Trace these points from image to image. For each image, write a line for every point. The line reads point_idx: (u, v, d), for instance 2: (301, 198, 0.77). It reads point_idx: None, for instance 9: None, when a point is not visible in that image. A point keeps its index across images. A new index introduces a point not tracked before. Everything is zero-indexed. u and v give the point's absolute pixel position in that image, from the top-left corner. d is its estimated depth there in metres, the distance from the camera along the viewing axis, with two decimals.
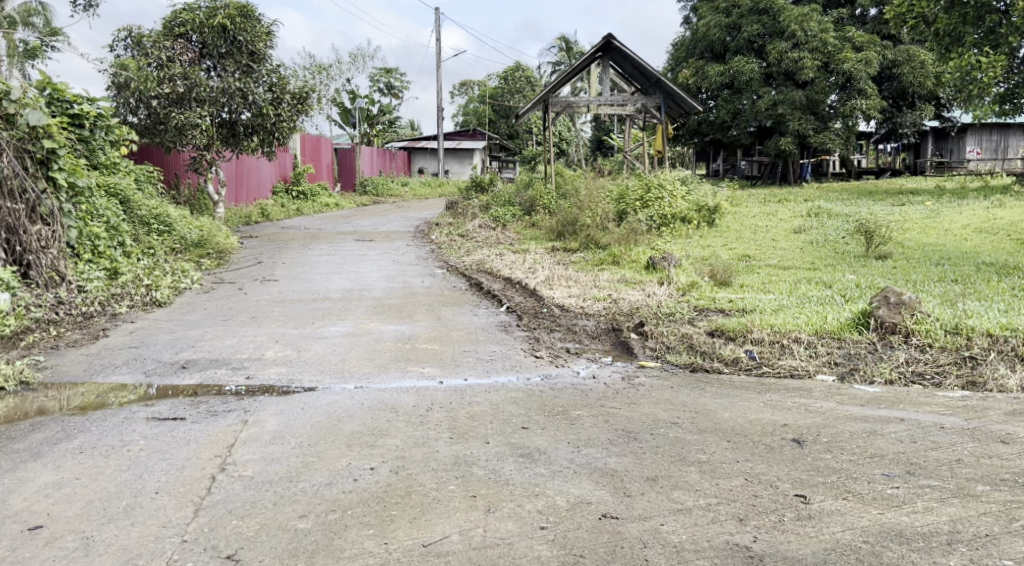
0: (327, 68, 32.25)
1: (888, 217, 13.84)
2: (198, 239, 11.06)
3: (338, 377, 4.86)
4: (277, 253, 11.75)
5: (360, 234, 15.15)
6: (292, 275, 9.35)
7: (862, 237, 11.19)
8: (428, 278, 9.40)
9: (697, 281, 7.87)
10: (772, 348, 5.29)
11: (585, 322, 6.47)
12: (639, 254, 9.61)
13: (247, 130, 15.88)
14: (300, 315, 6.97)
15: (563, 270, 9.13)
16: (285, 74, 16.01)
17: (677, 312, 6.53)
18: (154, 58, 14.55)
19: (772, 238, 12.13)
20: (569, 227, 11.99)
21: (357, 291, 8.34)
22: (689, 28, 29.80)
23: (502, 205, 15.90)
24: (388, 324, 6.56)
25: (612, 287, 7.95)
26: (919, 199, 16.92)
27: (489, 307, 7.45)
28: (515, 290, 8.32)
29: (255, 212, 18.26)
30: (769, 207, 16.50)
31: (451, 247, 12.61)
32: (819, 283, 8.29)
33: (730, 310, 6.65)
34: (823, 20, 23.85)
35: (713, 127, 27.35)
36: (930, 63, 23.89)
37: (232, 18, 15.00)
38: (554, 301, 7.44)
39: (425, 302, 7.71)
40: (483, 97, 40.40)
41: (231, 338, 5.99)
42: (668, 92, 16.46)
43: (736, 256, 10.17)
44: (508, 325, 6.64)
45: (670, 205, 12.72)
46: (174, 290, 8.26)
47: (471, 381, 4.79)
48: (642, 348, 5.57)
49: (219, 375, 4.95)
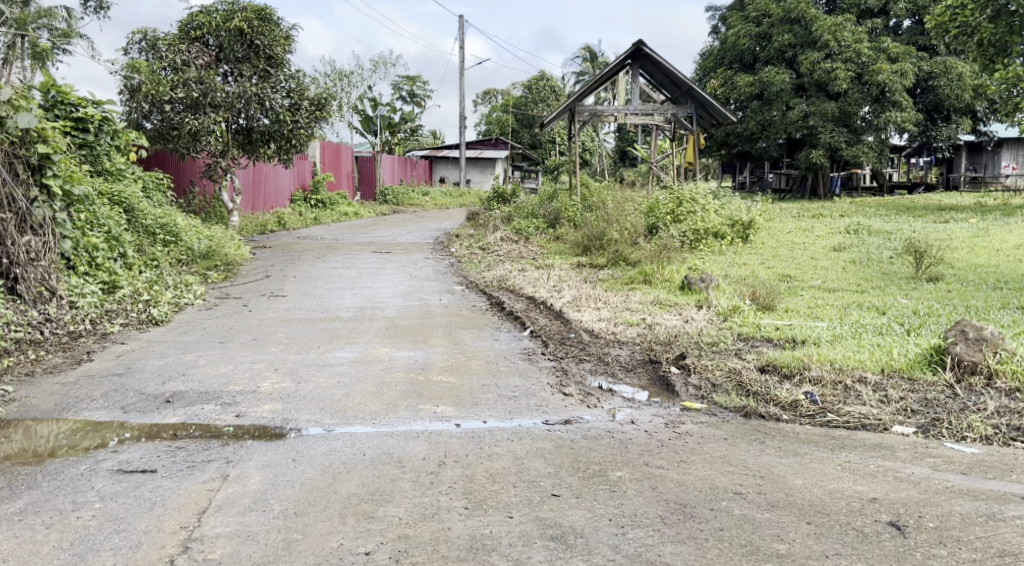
0: (349, 75, 31.86)
1: (933, 235, 13.05)
2: (205, 250, 10.54)
3: (340, 417, 4.27)
4: (289, 265, 11.21)
5: (377, 245, 14.61)
6: (302, 291, 8.80)
7: (909, 257, 10.48)
8: (446, 295, 8.82)
9: (739, 305, 7.23)
10: (835, 389, 4.66)
11: (619, 351, 5.86)
12: (673, 273, 8.97)
13: (263, 137, 15.45)
14: (305, 337, 6.40)
15: (591, 290, 8.50)
16: (303, 80, 15.57)
17: (720, 341, 5.90)
18: (168, 62, 14.13)
19: (810, 256, 11.43)
20: (595, 241, 11.36)
21: (370, 309, 7.76)
22: (717, 38, 29.13)
23: (524, 217, 15.30)
24: (401, 350, 5.97)
25: (645, 310, 7.32)
26: (961, 216, 16.10)
27: (512, 331, 6.84)
28: (540, 311, 7.71)
29: (271, 221, 17.82)
30: (804, 223, 15.78)
31: (472, 260, 12.03)
32: (871, 309, 7.61)
33: (780, 340, 6.03)
34: (857, 30, 23.10)
35: (741, 138, 26.64)
36: (968, 75, 22.95)
37: (250, 21, 14.57)
38: (582, 325, 6.82)
39: (442, 324, 7.12)
40: (506, 106, 39.90)
41: (227, 364, 5.42)
42: (699, 101, 15.82)
43: (775, 276, 9.50)
44: (533, 352, 6.03)
45: (703, 219, 12.08)
46: (174, 306, 7.73)
47: (492, 423, 4.19)
48: (684, 386, 4.96)
49: (206, 412, 4.37)
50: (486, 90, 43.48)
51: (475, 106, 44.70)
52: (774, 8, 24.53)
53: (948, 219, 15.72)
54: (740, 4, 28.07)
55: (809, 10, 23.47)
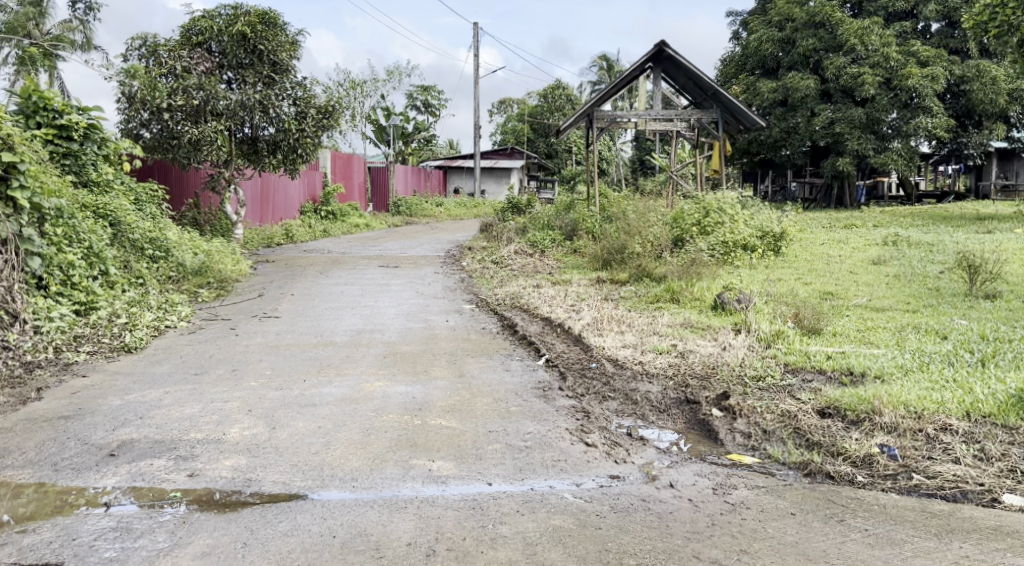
0: (363, 84, 31.30)
1: (978, 246, 12.16)
2: (199, 265, 9.81)
3: (313, 479, 3.50)
4: (288, 282, 10.49)
5: (385, 259, 13.92)
6: (298, 311, 8.06)
7: (960, 271, 9.63)
8: (454, 315, 8.05)
9: (783, 329, 6.44)
10: (917, 439, 3.90)
11: (649, 386, 5.09)
12: (703, 291, 8.18)
13: (269, 146, 14.82)
14: (293, 369, 5.63)
15: (613, 310, 7.69)
16: (310, 87, 14.93)
17: (766, 375, 5.13)
18: (168, 68, 13.45)
19: (848, 271, 10.58)
20: (616, 255, 10.59)
21: (369, 333, 6.99)
22: (738, 44, 28.32)
23: (540, 228, 14.51)
24: (397, 385, 5.19)
25: (676, 334, 6.54)
26: (1005, 226, 15.16)
27: (526, 360, 6.06)
28: (557, 336, 6.91)
29: (278, 233, 17.17)
30: (837, 233, 14.94)
31: (484, 275, 11.28)
32: (930, 332, 6.79)
33: (837, 374, 5.27)
34: (885, 33, 22.10)
35: (764, 147, 25.76)
36: (1003, 79, 21.85)
37: (253, 26, 13.91)
38: (605, 352, 6.03)
39: (448, 350, 6.36)
40: (521, 116, 39.23)
41: (194, 405, 4.63)
42: (726, 106, 14.98)
43: (815, 293, 8.69)
44: (550, 386, 5.27)
45: (731, 230, 11.27)
46: (154, 330, 6.98)
47: (499, 487, 3.41)
48: (729, 434, 4.22)
49: (155, 468, 3.59)
50: (501, 99, 42.78)
51: (491, 116, 43.97)
52: (798, 12, 23.65)
53: (991, 229, 14.75)
54: (762, 8, 27.20)
55: (835, 13, 22.62)
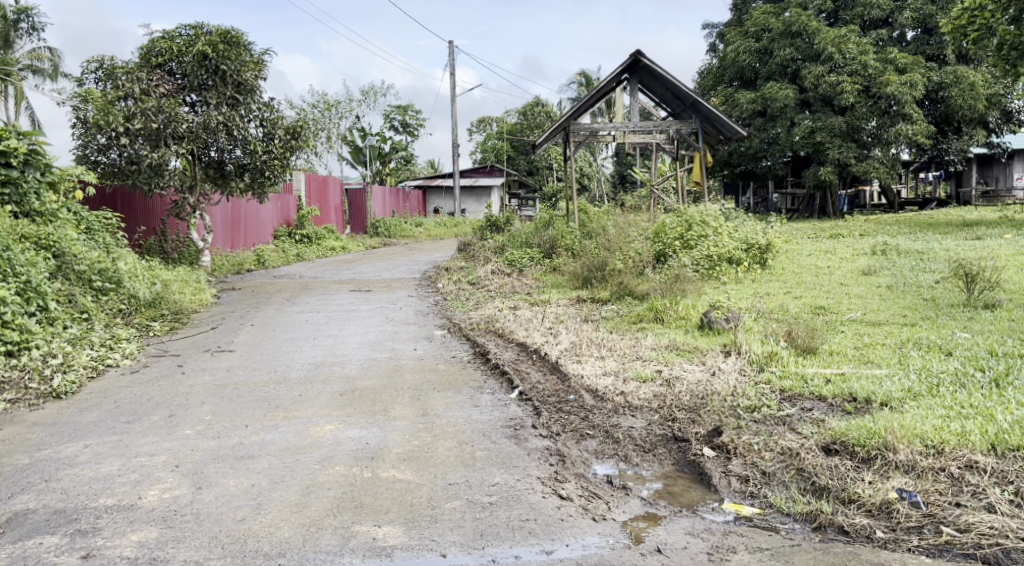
0: (338, 105, 30.79)
1: (970, 253, 11.73)
2: (153, 297, 9.18)
3: (232, 558, 3.00)
4: (251, 311, 9.90)
5: (357, 283, 13.38)
6: (255, 344, 7.47)
7: (956, 280, 9.17)
8: (423, 343, 7.49)
9: (776, 350, 5.92)
10: (940, 479, 3.45)
11: (632, 421, 4.56)
12: (689, 309, 7.66)
13: (236, 170, 14.25)
14: (236, 412, 5.05)
15: (594, 333, 7.15)
16: (278, 107, 14.42)
17: (761, 404, 4.61)
18: (126, 91, 12.73)
19: (839, 283, 10.11)
20: (597, 272, 10.10)
21: (328, 366, 6.41)
22: (715, 56, 28.06)
23: (519, 246, 14.00)
24: (350, 428, 4.62)
25: (660, 358, 6.00)
26: (994, 232, 14.76)
27: (498, 393, 5.50)
28: (532, 364, 6.36)
29: (249, 259, 16.58)
30: (823, 244, 14.52)
31: (459, 298, 10.75)
32: (933, 348, 6.30)
33: (840, 401, 4.77)
34: (862, 42, 21.85)
35: (745, 158, 25.47)
36: (981, 84, 21.58)
37: (214, 45, 13.25)
38: (584, 382, 5.50)
39: (412, 384, 5.80)
40: (500, 133, 38.88)
41: (114, 460, 4.05)
42: (705, 116, 14.55)
43: (806, 308, 8.20)
44: (522, 423, 4.73)
45: (716, 243, 10.78)
46: (92, 370, 6.37)
47: (454, 560, 2.98)
48: (722, 478, 3.71)
49: (44, 550, 3.08)
50: (480, 118, 42.44)
51: (470, 134, 43.57)
52: (774, 22, 23.38)
53: (981, 235, 14.35)
54: (739, 19, 26.91)
55: (811, 23, 22.35)
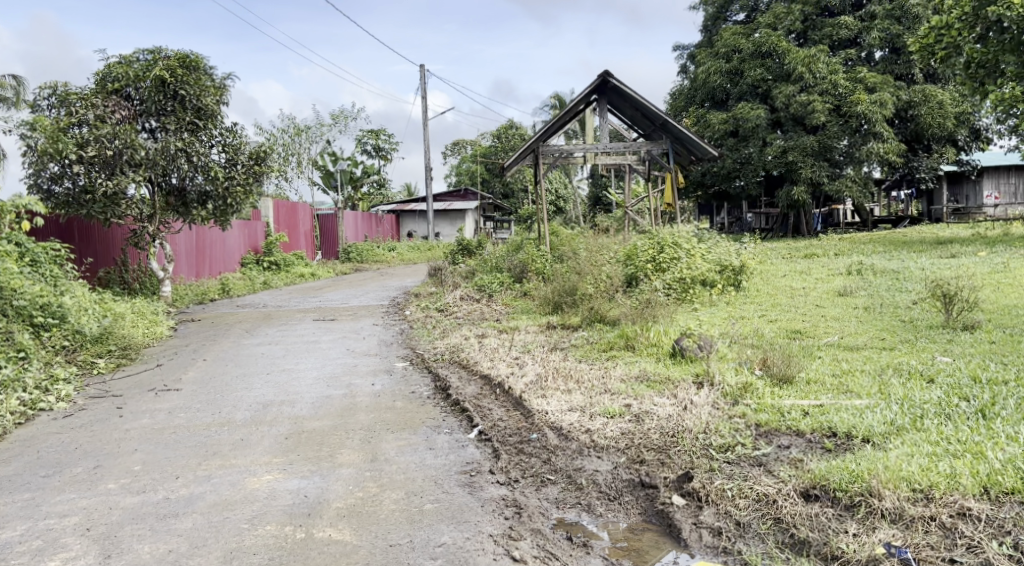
0: (308, 129, 30.40)
1: (946, 272, 11.57)
2: (100, 332, 8.70)
3: None
4: (206, 344, 9.45)
5: (323, 311, 12.98)
6: (204, 382, 7.06)
7: (933, 301, 8.95)
8: (383, 377, 7.13)
9: (751, 380, 5.60)
10: (931, 530, 3.26)
11: (597, 463, 4.21)
12: (660, 336, 7.33)
13: (198, 197, 13.82)
14: (169, 461, 4.65)
15: (562, 363, 6.80)
16: (240, 132, 14.01)
17: (735, 442, 4.30)
18: (79, 118, 12.12)
19: (815, 304, 9.87)
20: (567, 297, 9.77)
21: (276, 406, 6.02)
22: (687, 77, 28.04)
23: (489, 271, 13.64)
24: (289, 479, 4.28)
25: (630, 391, 5.65)
26: (968, 249, 14.66)
27: (456, 433, 5.12)
28: (495, 400, 5.98)
29: (213, 288, 16.10)
30: (798, 264, 14.33)
31: (426, 326, 10.39)
32: (915, 375, 6.01)
33: (819, 436, 4.46)
34: (832, 61, 21.88)
35: (718, 178, 25.39)
36: (949, 103, 21.67)
37: (172, 70, 12.79)
38: (548, 418, 5.14)
39: (365, 424, 5.42)
40: (475, 156, 38.65)
41: (23, 524, 3.69)
42: (676, 136, 14.36)
43: (782, 332, 7.92)
44: (479, 468, 4.36)
45: (688, 266, 10.50)
46: (20, 416, 5.92)
47: None
48: (694, 531, 3.51)
49: None
50: (454, 141, 42.21)
51: (445, 158, 43.28)
52: (744, 43, 23.37)
53: (956, 253, 14.22)
54: (710, 40, 26.91)
55: (781, 43, 22.36)
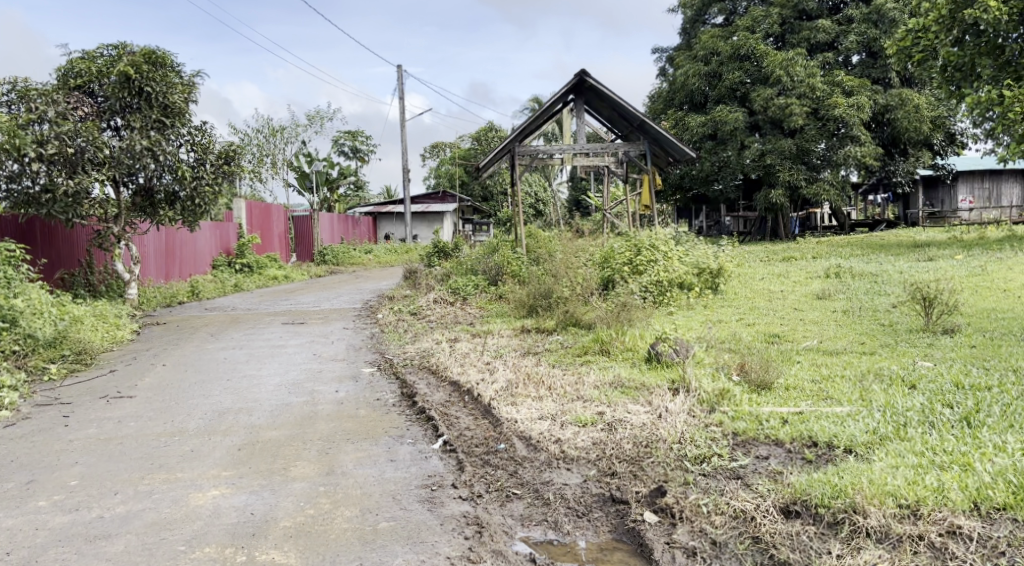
0: (284, 130, 29.97)
1: (924, 276, 11.46)
2: (54, 336, 8.34)
3: None
4: (168, 349, 9.12)
5: (292, 314, 12.66)
6: (160, 389, 6.76)
7: (912, 306, 8.79)
8: (348, 383, 6.85)
9: (729, 386, 5.37)
10: (920, 551, 3.07)
11: (565, 476, 3.99)
12: (636, 340, 7.11)
13: (166, 198, 13.41)
14: (109, 476, 4.38)
15: (534, 368, 6.56)
16: (209, 130, 13.62)
17: (712, 453, 4.07)
18: (39, 113, 11.45)
19: (793, 308, 9.71)
20: (543, 300, 9.53)
21: (233, 414, 5.74)
22: (665, 80, 27.96)
23: (464, 273, 13.38)
24: (237, 494, 4.04)
25: (603, 398, 5.41)
26: (946, 253, 14.59)
27: (419, 444, 4.85)
28: (463, 407, 5.71)
29: (182, 290, 15.70)
30: (776, 267, 14.17)
31: (397, 329, 10.10)
32: (895, 381, 5.83)
33: (799, 446, 4.25)
34: (809, 64, 21.80)
35: (696, 181, 25.31)
36: (925, 107, 21.69)
37: (138, 66, 12.32)
38: (516, 427, 4.89)
39: (325, 433, 5.17)
40: (453, 159, 38.37)
41: None
42: (654, 137, 14.18)
43: (760, 337, 7.72)
44: (441, 482, 4.12)
45: (666, 268, 10.30)
46: None
47: None
48: (666, 551, 3.32)
49: None
50: (433, 143, 41.90)
51: (423, 160, 42.95)
52: (722, 45, 23.28)
53: (933, 257, 14.15)
54: (689, 43, 26.84)
55: (759, 46, 22.34)
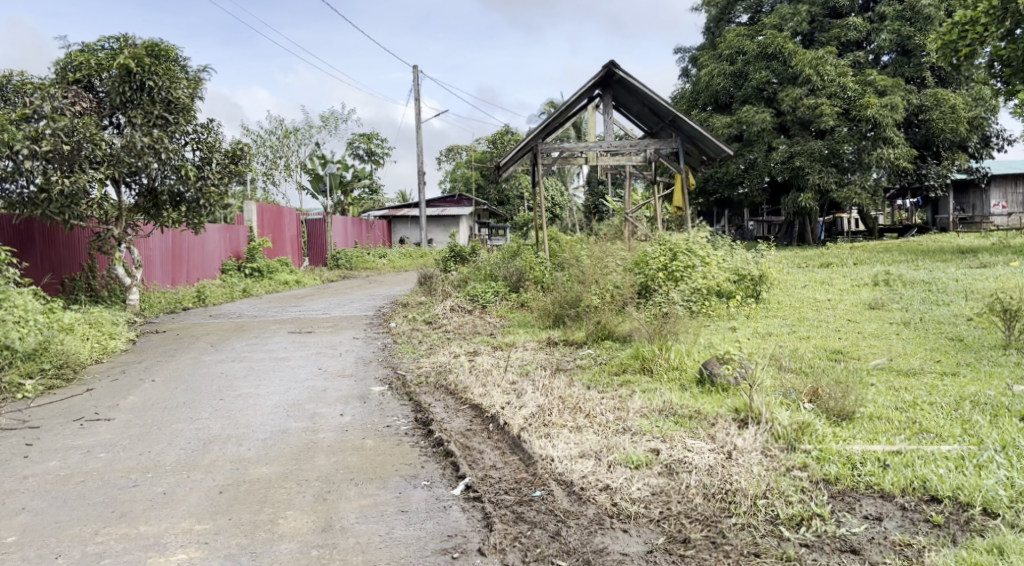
0: (297, 132, 29.20)
1: (981, 284, 10.51)
2: (34, 347, 7.51)
3: None
4: (161, 360, 8.29)
5: (300, 322, 11.85)
6: (142, 410, 5.96)
7: (986, 320, 7.85)
8: (354, 404, 6.01)
9: (809, 418, 4.45)
10: None
11: (625, 543, 3.34)
12: (683, 357, 6.22)
13: (170, 199, 12.55)
14: (56, 530, 3.59)
15: (568, 390, 5.67)
16: (214, 128, 12.75)
17: (811, 514, 3.40)
18: (33, 109, 10.53)
19: (847, 319, 8.79)
20: (571, 309, 8.64)
21: (219, 444, 4.91)
22: (689, 81, 26.98)
23: (482, 279, 12.50)
24: (208, 562, 3.30)
25: (656, 431, 4.53)
26: (997, 259, 13.56)
27: (435, 488, 3.99)
28: (487, 438, 4.86)
29: (189, 295, 14.93)
30: (816, 274, 13.23)
31: (411, 340, 9.27)
32: (999, 410, 4.91)
33: (915, 501, 3.48)
34: (840, 63, 20.85)
35: (722, 184, 24.36)
36: (963, 107, 20.61)
37: (140, 59, 11.44)
38: (554, 468, 4.03)
39: (324, 470, 4.33)
40: (469, 163, 37.52)
41: None
42: (687, 133, 13.24)
43: (822, 353, 6.82)
44: (466, 547, 3.38)
45: (704, 275, 9.40)
46: None
47: None
48: None
49: None
50: (449, 147, 41.04)
51: (439, 163, 42.10)
52: (749, 44, 22.27)
53: (984, 263, 13.13)
54: (713, 42, 25.86)
55: (788, 44, 21.33)
